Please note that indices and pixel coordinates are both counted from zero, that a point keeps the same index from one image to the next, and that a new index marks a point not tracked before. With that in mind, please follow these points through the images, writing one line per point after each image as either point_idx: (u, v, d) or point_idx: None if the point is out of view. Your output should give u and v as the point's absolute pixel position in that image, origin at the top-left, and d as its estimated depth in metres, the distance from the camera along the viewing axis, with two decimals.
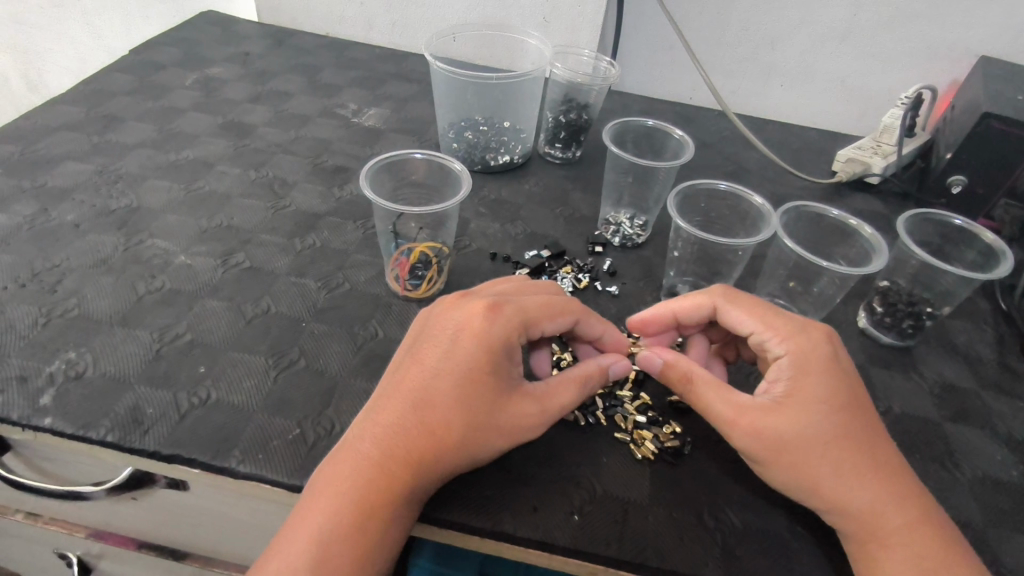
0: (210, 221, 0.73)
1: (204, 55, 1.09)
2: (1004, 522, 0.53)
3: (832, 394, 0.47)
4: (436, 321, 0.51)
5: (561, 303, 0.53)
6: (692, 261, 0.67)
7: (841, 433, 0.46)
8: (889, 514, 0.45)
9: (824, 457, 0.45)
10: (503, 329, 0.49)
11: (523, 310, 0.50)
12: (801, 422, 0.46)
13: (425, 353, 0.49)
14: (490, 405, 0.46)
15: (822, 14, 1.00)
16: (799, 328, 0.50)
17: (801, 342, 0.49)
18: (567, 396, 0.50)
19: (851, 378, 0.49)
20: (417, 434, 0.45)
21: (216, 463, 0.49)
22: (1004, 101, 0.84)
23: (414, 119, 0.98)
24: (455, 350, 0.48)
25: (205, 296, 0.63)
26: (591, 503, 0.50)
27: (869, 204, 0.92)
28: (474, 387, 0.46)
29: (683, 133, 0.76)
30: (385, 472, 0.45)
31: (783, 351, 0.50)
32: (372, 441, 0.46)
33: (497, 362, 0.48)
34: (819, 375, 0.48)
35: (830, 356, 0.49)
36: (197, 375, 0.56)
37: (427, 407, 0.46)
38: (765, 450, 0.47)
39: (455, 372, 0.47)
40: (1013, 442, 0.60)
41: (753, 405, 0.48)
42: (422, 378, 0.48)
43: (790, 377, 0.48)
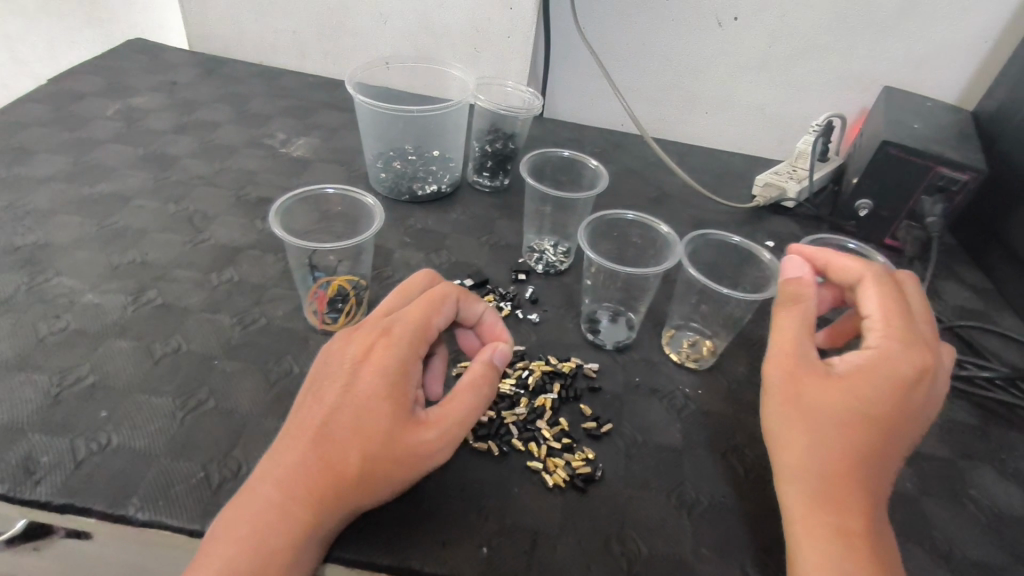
0: (123, 257, 0.71)
1: (128, 84, 1.07)
2: (897, 533, 0.55)
3: (878, 402, 0.45)
4: (331, 354, 0.51)
5: (439, 292, 0.53)
6: (608, 288, 0.68)
7: (862, 423, 0.45)
8: (842, 508, 0.44)
9: (821, 431, 0.46)
10: (395, 353, 0.48)
11: (409, 325, 0.50)
12: (829, 395, 0.46)
13: (324, 390, 0.48)
14: (388, 434, 0.46)
15: (738, 46, 1.05)
16: (914, 337, 0.48)
17: (907, 350, 0.47)
18: (464, 403, 0.49)
19: (920, 404, 0.47)
20: (317, 471, 0.45)
21: (112, 512, 0.48)
22: (902, 129, 0.89)
23: (343, 149, 0.98)
24: (352, 384, 0.47)
25: (112, 336, 0.62)
26: (500, 535, 0.50)
27: (785, 228, 0.97)
28: (371, 418, 0.46)
29: (599, 164, 0.78)
30: (286, 511, 0.44)
31: (878, 345, 0.48)
32: (272, 483, 0.45)
33: (395, 390, 0.47)
34: (879, 382, 0.46)
35: (923, 374, 0.47)
36: (98, 420, 0.54)
37: (325, 442, 0.46)
38: (784, 394, 0.48)
39: (352, 405, 0.47)
40: (909, 454, 0.63)
41: (805, 358, 0.49)
42: (319, 414, 0.47)
43: (859, 362, 0.47)
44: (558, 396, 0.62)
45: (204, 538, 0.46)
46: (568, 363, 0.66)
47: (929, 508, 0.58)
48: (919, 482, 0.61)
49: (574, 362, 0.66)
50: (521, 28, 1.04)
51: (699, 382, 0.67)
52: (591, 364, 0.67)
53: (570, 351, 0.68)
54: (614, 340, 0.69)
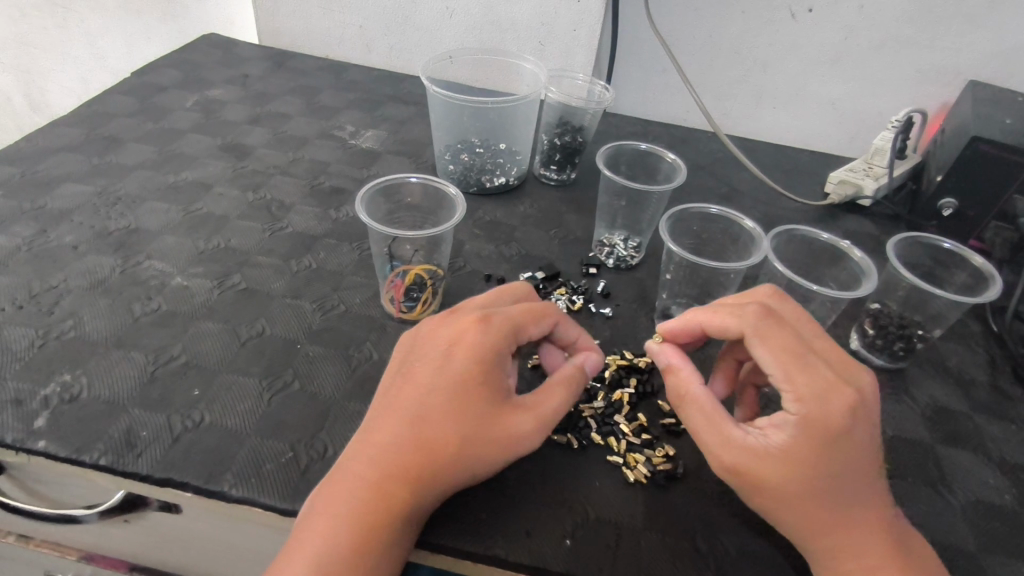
0: (208, 242, 0.74)
1: (204, 77, 1.10)
2: (997, 547, 0.53)
3: (828, 462, 0.43)
4: (426, 340, 0.51)
5: (542, 307, 0.53)
6: (686, 284, 0.67)
7: (826, 488, 0.44)
8: (853, 551, 0.44)
9: (790, 505, 0.45)
10: (491, 342, 0.49)
11: (510, 320, 0.50)
12: (781, 473, 0.44)
13: (418, 370, 0.49)
14: (482, 420, 0.46)
15: (812, 39, 1.02)
16: (820, 388, 0.44)
17: (825, 403, 0.44)
18: (556, 402, 0.50)
19: (871, 431, 0.45)
20: (412, 451, 0.46)
21: (208, 486, 0.49)
22: (993, 125, 0.85)
23: (411, 141, 0.99)
24: (446, 365, 0.48)
25: (200, 317, 0.64)
26: (583, 528, 0.50)
27: (860, 226, 0.94)
28: (466, 402, 0.47)
29: (676, 156, 0.77)
30: (381, 489, 0.45)
31: (792, 411, 0.45)
32: (367, 459, 0.46)
33: (488, 378, 0.48)
34: (826, 444, 0.43)
35: (868, 409, 0.45)
36: (191, 398, 0.56)
37: (421, 422, 0.46)
38: (741, 485, 0.46)
39: (448, 387, 0.47)
40: (1006, 465, 0.60)
41: (740, 446, 0.46)
42: (413, 395, 0.48)
43: (795, 434, 0.44)
44: (635, 391, 0.61)
45: (302, 513, 0.47)
46: (644, 358, 0.65)
47: None
48: (1018, 494, 0.57)
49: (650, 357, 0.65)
50: (588, 22, 1.03)
51: None
52: None
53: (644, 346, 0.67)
54: None
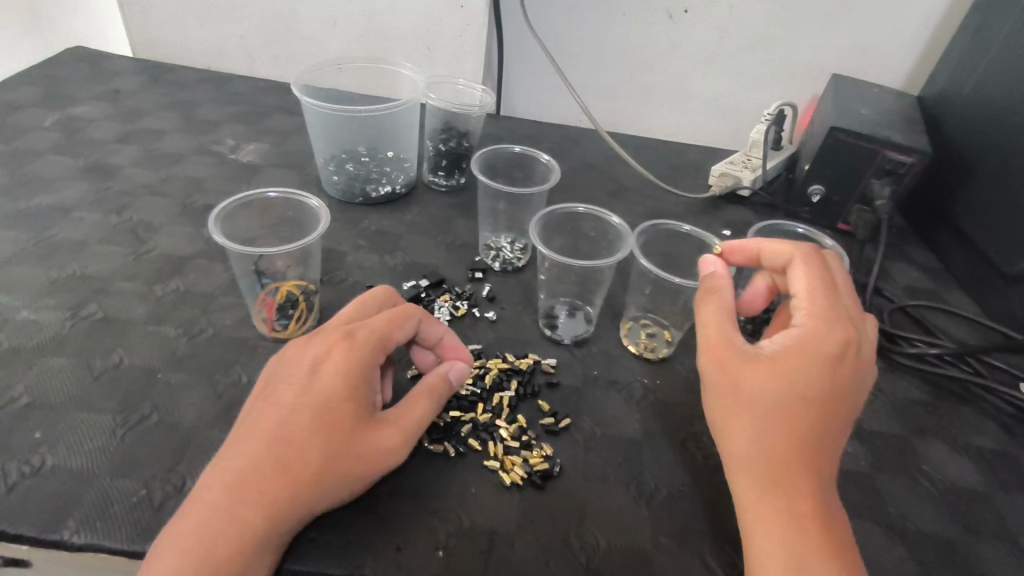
0: (62, 270, 0.69)
1: (69, 93, 1.03)
2: (852, 513, 0.56)
3: (785, 373, 0.45)
4: (287, 362, 0.49)
5: (403, 310, 0.53)
6: (562, 283, 0.68)
7: (775, 400, 0.45)
8: (775, 508, 0.43)
9: (750, 411, 0.46)
10: (360, 357, 0.48)
11: (375, 331, 0.50)
12: (750, 375, 0.46)
13: (278, 392, 0.47)
14: (349, 434, 0.45)
15: (690, 39, 1.06)
16: (833, 314, 0.48)
17: (825, 327, 0.47)
18: (421, 412, 0.50)
19: (807, 375, 0.45)
20: (272, 474, 0.43)
21: (46, 536, 0.45)
22: (850, 115, 0.91)
23: (295, 153, 0.96)
24: (310, 384, 0.47)
25: (48, 352, 0.59)
26: (457, 537, 0.49)
27: (741, 216, 0.98)
28: (332, 417, 0.45)
29: (550, 157, 0.78)
30: (236, 520, 0.41)
31: (803, 324, 0.48)
32: (219, 489, 0.43)
33: (356, 393, 0.47)
34: (799, 357, 0.46)
35: (802, 354, 0.46)
36: (32, 441, 0.52)
37: (282, 443, 0.44)
38: (714, 380, 0.48)
39: (312, 404, 0.45)
40: (864, 433, 0.64)
41: (734, 344, 0.48)
42: (273, 416, 0.45)
43: (798, 343, 0.47)
44: (515, 394, 0.61)
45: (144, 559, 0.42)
46: (526, 360, 0.65)
47: (884, 485, 0.59)
48: (874, 460, 0.61)
49: (531, 358, 0.65)
50: (474, 27, 1.03)
51: (657, 372, 0.67)
52: (548, 360, 0.66)
53: (527, 347, 0.68)
54: (573, 334, 0.69)
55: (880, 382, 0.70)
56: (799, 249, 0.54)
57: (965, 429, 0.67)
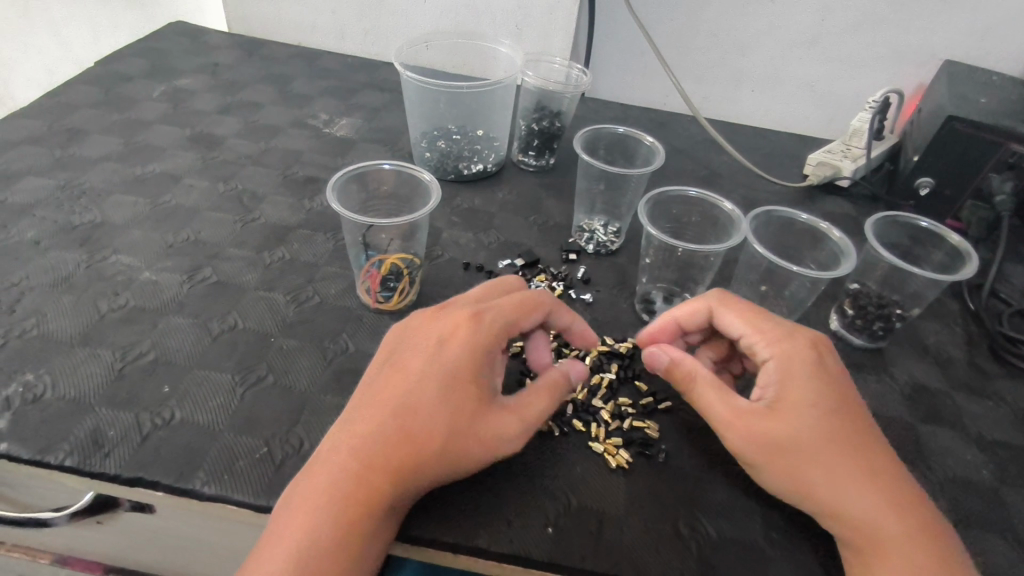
0: (177, 235, 0.72)
1: (172, 65, 1.07)
2: (975, 522, 0.53)
3: (811, 423, 0.47)
4: (416, 333, 0.51)
5: (534, 299, 0.53)
6: (665, 268, 0.67)
7: (817, 449, 0.46)
8: (889, 532, 0.44)
9: (813, 468, 0.46)
10: (484, 337, 0.49)
11: (504, 315, 0.51)
12: (787, 431, 0.47)
13: (408, 361, 0.48)
14: (473, 413, 0.45)
15: (789, 20, 1.01)
16: (785, 333, 0.51)
17: (789, 346, 0.50)
18: (543, 402, 0.49)
19: (816, 395, 0.48)
20: (398, 442, 0.44)
21: (179, 485, 0.48)
22: (969, 104, 0.85)
23: (386, 129, 0.97)
24: (439, 358, 0.48)
25: (170, 312, 0.62)
26: (566, 516, 0.49)
27: (839, 208, 0.94)
28: (458, 393, 0.46)
29: (654, 139, 0.76)
30: (362, 480, 0.42)
31: (769, 359, 0.51)
32: (349, 451, 0.44)
33: (480, 371, 0.47)
34: (799, 400, 0.48)
35: (802, 379, 0.49)
36: (161, 395, 0.54)
37: (407, 409, 0.45)
38: (759, 456, 0.47)
39: (440, 377, 0.46)
40: (983, 441, 0.61)
41: (747, 411, 0.49)
42: (399, 381, 0.47)
43: (778, 382, 0.49)
44: (616, 376, 0.61)
45: (273, 512, 0.44)
46: (626, 344, 0.64)
47: (1009, 496, 0.56)
48: (996, 470, 0.58)
49: (631, 343, 0.64)
50: (565, 4, 1.01)
51: None
52: None
53: (625, 332, 0.67)
54: None
55: (999, 388, 0.67)
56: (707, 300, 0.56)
57: None
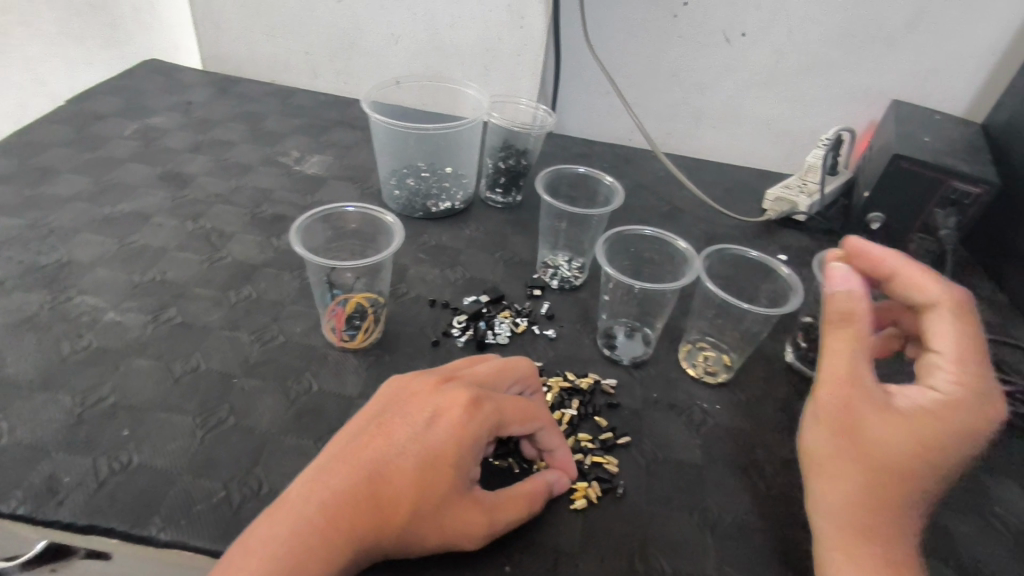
0: (143, 275, 0.72)
1: (145, 104, 1.08)
2: (922, 551, 0.55)
3: (897, 452, 0.43)
4: (410, 399, 0.49)
5: (531, 408, 0.52)
6: (624, 304, 0.69)
7: (887, 470, 0.43)
8: (868, 568, 0.43)
9: (865, 476, 0.44)
10: (476, 427, 0.47)
11: (500, 409, 0.49)
12: (884, 436, 0.43)
13: (394, 429, 0.47)
14: (444, 502, 0.44)
15: (747, 62, 1.06)
16: (984, 392, 0.43)
17: (973, 403, 0.42)
18: (514, 510, 0.48)
19: (941, 446, 0.42)
20: (367, 512, 0.43)
21: (135, 531, 0.47)
22: (913, 143, 0.89)
23: (356, 166, 0.99)
24: (425, 433, 0.46)
25: (132, 353, 0.62)
26: (522, 554, 0.50)
27: (796, 242, 0.97)
28: (436, 480, 0.44)
29: (613, 179, 0.79)
30: (325, 539, 0.42)
31: (945, 390, 0.43)
32: (317, 506, 0.43)
33: (463, 461, 0.45)
34: (918, 433, 0.43)
35: (943, 429, 0.42)
36: (120, 438, 0.54)
37: (385, 485, 0.44)
38: (838, 423, 0.46)
39: (421, 454, 0.45)
40: None
41: (869, 390, 0.45)
42: (385, 452, 0.45)
43: (925, 405, 0.43)
44: (577, 412, 0.62)
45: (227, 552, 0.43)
46: (586, 379, 0.66)
47: (954, 524, 0.57)
48: (942, 498, 0.60)
49: (591, 378, 0.66)
50: (531, 45, 1.05)
51: (717, 397, 0.67)
52: (609, 380, 0.66)
53: (586, 367, 0.68)
54: (631, 355, 0.69)
55: None
56: (947, 296, 0.47)
57: None
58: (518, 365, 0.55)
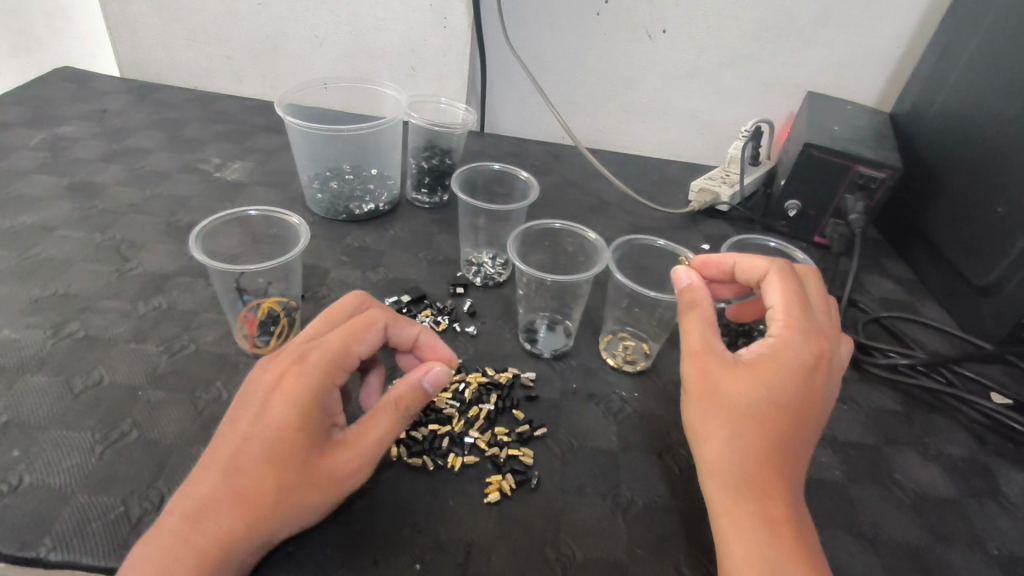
0: (44, 289, 0.69)
1: (56, 113, 1.04)
2: (825, 520, 0.57)
3: (752, 392, 0.45)
4: (246, 384, 0.48)
5: (361, 323, 0.51)
6: (542, 298, 0.69)
7: (748, 413, 0.45)
8: (754, 514, 0.42)
9: (728, 425, 0.45)
10: (307, 381, 0.46)
11: (326, 349, 0.48)
12: (735, 383, 0.46)
13: (236, 418, 0.46)
14: (302, 462, 0.44)
15: (668, 58, 1.09)
16: (812, 326, 0.48)
17: (803, 338, 0.47)
18: (381, 429, 0.48)
19: (786, 379, 0.45)
20: (228, 502, 0.43)
21: (22, 554, 0.46)
22: (823, 132, 0.93)
23: (280, 171, 0.97)
24: (264, 409, 0.45)
25: (28, 371, 0.60)
26: (433, 550, 0.50)
27: (719, 231, 1.00)
28: (284, 445, 0.44)
29: (528, 174, 0.80)
30: (196, 543, 0.42)
31: (778, 334, 0.48)
32: (183, 514, 0.43)
33: (307, 418, 0.45)
34: (766, 369, 0.46)
35: (785, 365, 0.46)
36: (10, 459, 0.52)
37: (236, 472, 0.43)
38: (695, 385, 0.48)
39: (263, 430, 0.44)
40: (838, 443, 0.65)
41: (713, 350, 0.48)
42: (230, 441, 0.45)
43: (765, 350, 0.47)
44: (495, 407, 0.62)
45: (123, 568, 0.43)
46: (505, 373, 0.66)
47: (856, 493, 0.60)
48: (847, 469, 0.62)
49: (511, 372, 0.66)
50: (455, 46, 1.05)
51: (636, 384, 0.68)
52: (528, 373, 0.67)
53: (507, 361, 0.69)
54: (552, 347, 0.70)
55: (854, 392, 0.72)
56: (770, 264, 0.53)
57: (938, 437, 0.68)
58: (348, 301, 0.55)
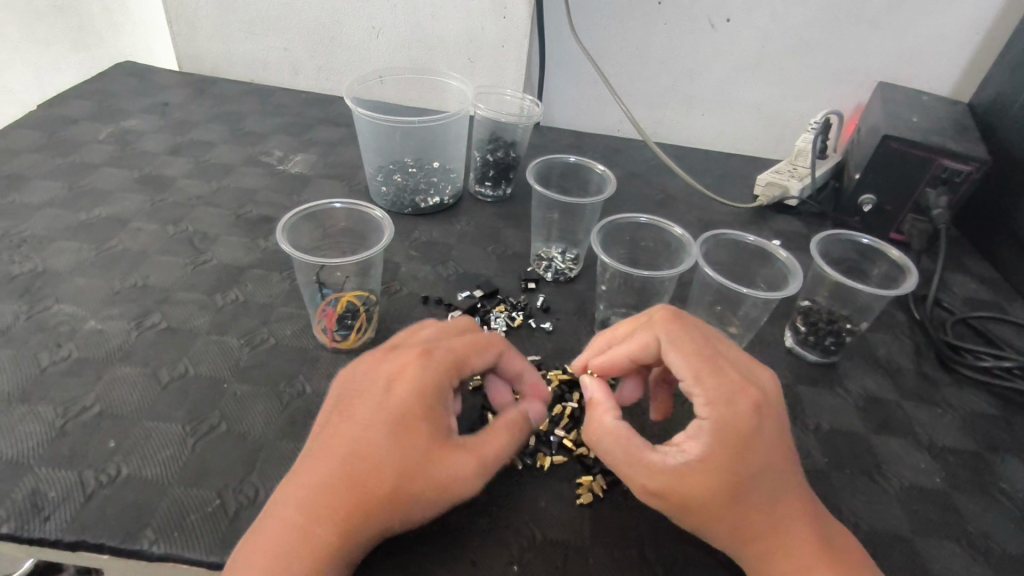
0: (124, 281, 0.70)
1: (120, 107, 1.05)
2: (930, 529, 0.54)
3: (728, 487, 0.43)
4: (363, 377, 0.48)
5: (485, 339, 0.52)
6: (621, 294, 0.67)
7: (732, 503, 0.43)
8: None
9: (720, 516, 0.44)
10: (433, 376, 0.47)
11: (453, 352, 0.49)
12: (706, 483, 0.43)
13: (356, 406, 0.46)
14: (420, 454, 0.43)
15: (732, 47, 1.05)
16: (727, 393, 0.44)
17: (731, 406, 0.44)
18: (498, 444, 0.47)
19: (760, 456, 0.43)
20: (341, 486, 0.42)
21: (126, 546, 0.45)
22: (901, 122, 0.89)
23: (342, 164, 0.97)
24: (386, 398, 0.46)
25: (116, 362, 0.60)
26: (531, 552, 0.48)
27: (789, 227, 0.97)
28: (406, 435, 0.44)
29: (605, 167, 0.78)
30: (309, 525, 0.41)
31: (704, 416, 0.45)
32: (295, 499, 0.42)
33: (429, 412, 0.45)
34: (735, 456, 0.43)
35: (757, 443, 0.43)
36: (106, 451, 0.52)
37: (355, 457, 0.43)
38: (669, 504, 0.45)
39: (386, 419, 0.45)
40: (935, 448, 0.62)
41: (664, 465, 0.45)
42: (350, 429, 0.45)
43: (710, 440, 0.44)
44: (578, 405, 0.61)
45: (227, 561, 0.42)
46: None
47: (961, 502, 0.57)
48: (948, 477, 0.60)
49: None
50: (515, 36, 1.04)
51: None
52: None
53: None
54: None
55: (947, 395, 0.69)
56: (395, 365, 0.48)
57: None
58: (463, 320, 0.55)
